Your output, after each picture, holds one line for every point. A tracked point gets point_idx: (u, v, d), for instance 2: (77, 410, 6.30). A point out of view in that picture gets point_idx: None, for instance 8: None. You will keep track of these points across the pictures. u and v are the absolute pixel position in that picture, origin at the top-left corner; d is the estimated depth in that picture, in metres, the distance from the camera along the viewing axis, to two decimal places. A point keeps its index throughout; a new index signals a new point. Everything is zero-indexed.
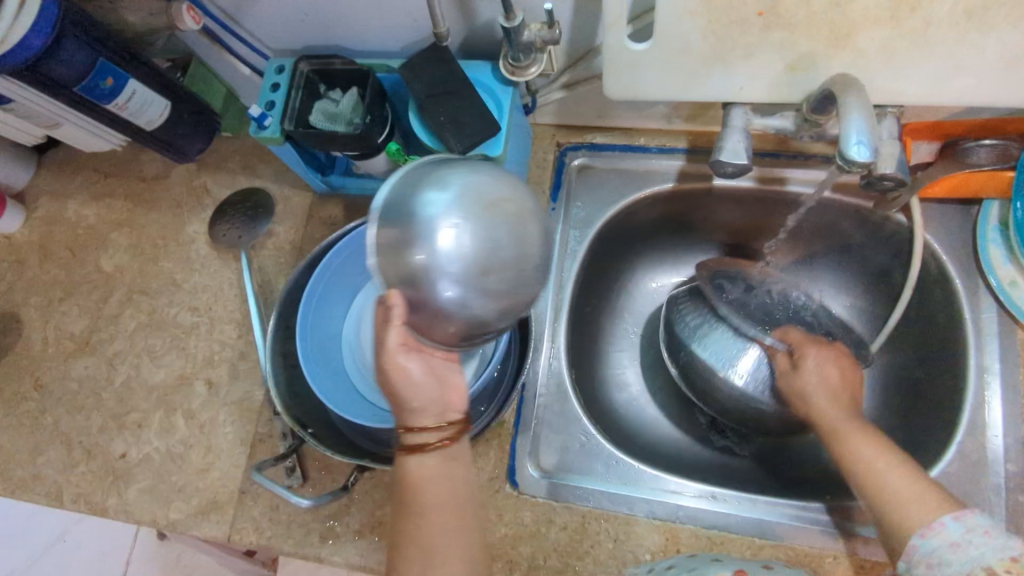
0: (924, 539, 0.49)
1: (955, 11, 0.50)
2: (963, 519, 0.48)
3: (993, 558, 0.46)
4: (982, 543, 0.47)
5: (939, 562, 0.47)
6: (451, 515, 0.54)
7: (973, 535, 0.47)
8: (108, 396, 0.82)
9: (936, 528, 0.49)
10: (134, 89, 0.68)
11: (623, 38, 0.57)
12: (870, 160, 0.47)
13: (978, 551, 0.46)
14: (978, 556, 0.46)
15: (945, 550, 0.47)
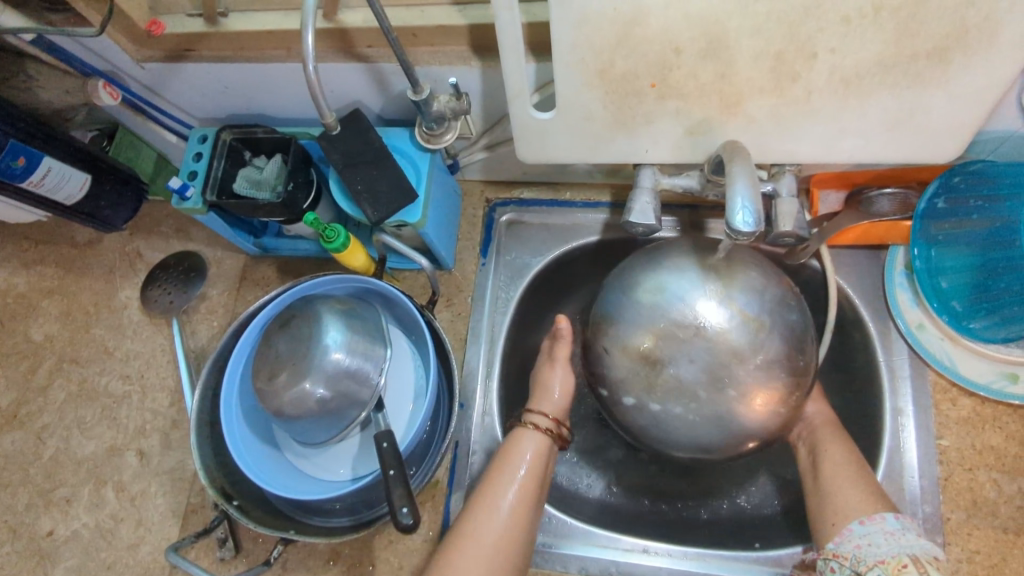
0: (862, 524, 0.55)
1: (831, 80, 0.52)
2: (901, 518, 0.54)
3: (919, 550, 0.51)
4: (913, 538, 0.52)
5: (865, 539, 0.53)
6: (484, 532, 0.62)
7: (900, 533, 0.53)
8: (36, 472, 0.80)
9: (876, 519, 0.55)
10: (50, 166, 0.69)
11: (528, 109, 0.59)
12: (755, 229, 0.49)
13: (892, 546, 0.52)
14: (906, 545, 0.52)
15: (879, 536, 0.53)
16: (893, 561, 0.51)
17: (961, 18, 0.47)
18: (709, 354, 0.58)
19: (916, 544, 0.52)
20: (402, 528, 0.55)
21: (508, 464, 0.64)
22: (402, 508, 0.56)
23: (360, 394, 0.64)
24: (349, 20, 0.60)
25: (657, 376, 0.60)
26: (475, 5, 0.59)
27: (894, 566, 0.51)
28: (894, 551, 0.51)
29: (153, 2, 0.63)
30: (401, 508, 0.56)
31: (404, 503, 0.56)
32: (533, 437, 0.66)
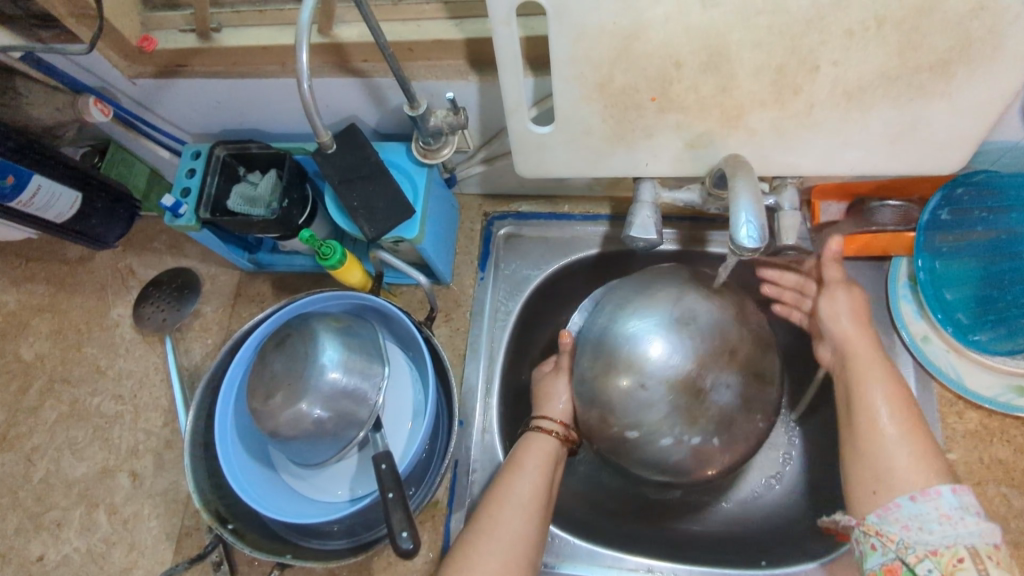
0: (914, 500, 0.50)
1: (834, 93, 0.52)
2: (962, 495, 0.49)
3: (979, 540, 0.47)
4: (972, 523, 0.47)
5: (917, 521, 0.49)
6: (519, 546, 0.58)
7: (959, 514, 0.48)
8: (26, 495, 0.78)
9: (931, 495, 0.49)
10: (39, 184, 0.67)
11: (527, 123, 0.58)
12: (759, 246, 0.48)
13: (949, 534, 0.47)
14: (964, 535, 0.47)
15: (933, 518, 0.48)
16: (947, 554, 0.46)
17: (965, 30, 0.46)
18: (736, 376, 0.63)
19: (976, 533, 0.47)
20: (400, 554, 0.54)
21: (518, 470, 0.63)
22: (401, 531, 0.55)
23: (359, 412, 0.62)
24: (344, 35, 0.59)
25: (700, 407, 0.62)
26: (472, 19, 0.58)
27: (947, 559, 0.46)
28: (950, 541, 0.47)
29: (144, 17, 0.62)
30: (400, 532, 0.54)
31: (403, 527, 0.55)
32: (543, 440, 0.66)
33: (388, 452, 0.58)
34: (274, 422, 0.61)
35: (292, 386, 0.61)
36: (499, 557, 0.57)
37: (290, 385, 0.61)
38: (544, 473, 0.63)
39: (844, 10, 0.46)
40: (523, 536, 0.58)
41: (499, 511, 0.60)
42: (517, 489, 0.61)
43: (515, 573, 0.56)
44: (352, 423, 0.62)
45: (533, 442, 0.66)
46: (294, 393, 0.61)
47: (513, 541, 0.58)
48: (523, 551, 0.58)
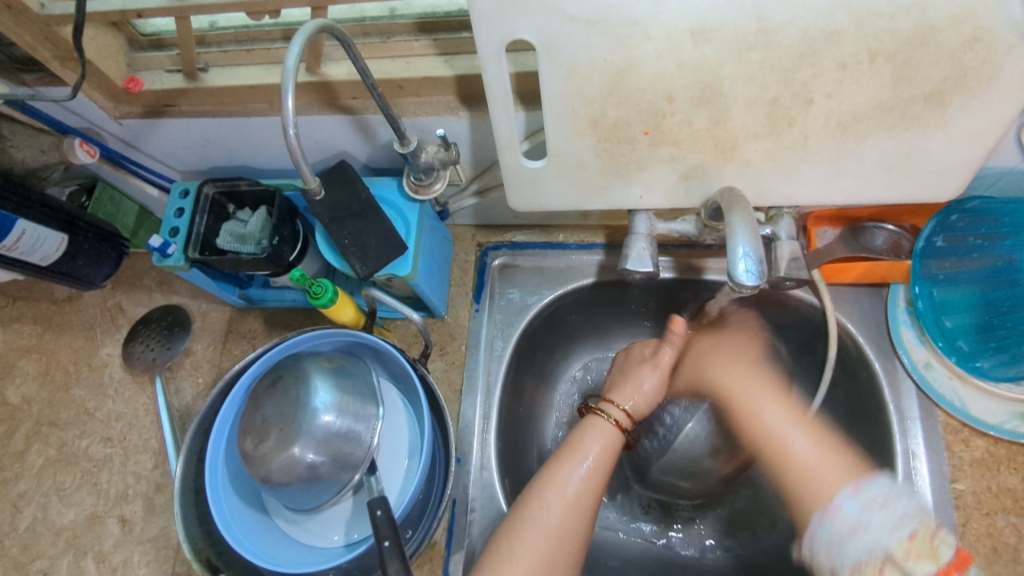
0: (824, 522, 0.51)
1: (828, 124, 0.51)
2: (860, 496, 0.50)
3: (891, 541, 0.47)
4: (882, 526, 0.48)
5: (839, 542, 0.49)
6: (566, 544, 0.55)
7: (869, 512, 0.49)
8: (11, 544, 0.76)
9: (836, 509, 0.51)
10: (23, 229, 0.66)
11: (520, 158, 0.57)
12: (758, 283, 0.47)
13: (879, 541, 0.47)
14: (876, 541, 0.47)
15: (843, 535, 0.49)
16: (869, 565, 0.47)
17: (959, 61, 0.46)
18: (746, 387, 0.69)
19: (888, 534, 0.47)
20: None
21: (574, 454, 0.60)
22: None
23: (353, 454, 0.61)
24: (332, 73, 0.58)
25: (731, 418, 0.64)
26: (462, 55, 0.58)
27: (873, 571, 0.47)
28: (869, 551, 0.47)
29: (130, 58, 0.62)
30: None
31: None
32: (606, 434, 0.62)
33: (383, 498, 0.56)
34: (266, 468, 0.59)
35: (285, 431, 0.60)
36: (543, 549, 0.54)
37: (283, 430, 0.60)
38: (599, 468, 0.59)
39: (838, 43, 0.46)
40: (572, 528, 0.56)
41: (551, 501, 0.57)
42: (564, 472, 0.59)
43: (558, 571, 0.54)
44: (346, 466, 0.60)
45: (599, 428, 0.62)
46: (290, 438, 0.59)
47: (549, 562, 0.54)
48: (572, 549, 0.55)
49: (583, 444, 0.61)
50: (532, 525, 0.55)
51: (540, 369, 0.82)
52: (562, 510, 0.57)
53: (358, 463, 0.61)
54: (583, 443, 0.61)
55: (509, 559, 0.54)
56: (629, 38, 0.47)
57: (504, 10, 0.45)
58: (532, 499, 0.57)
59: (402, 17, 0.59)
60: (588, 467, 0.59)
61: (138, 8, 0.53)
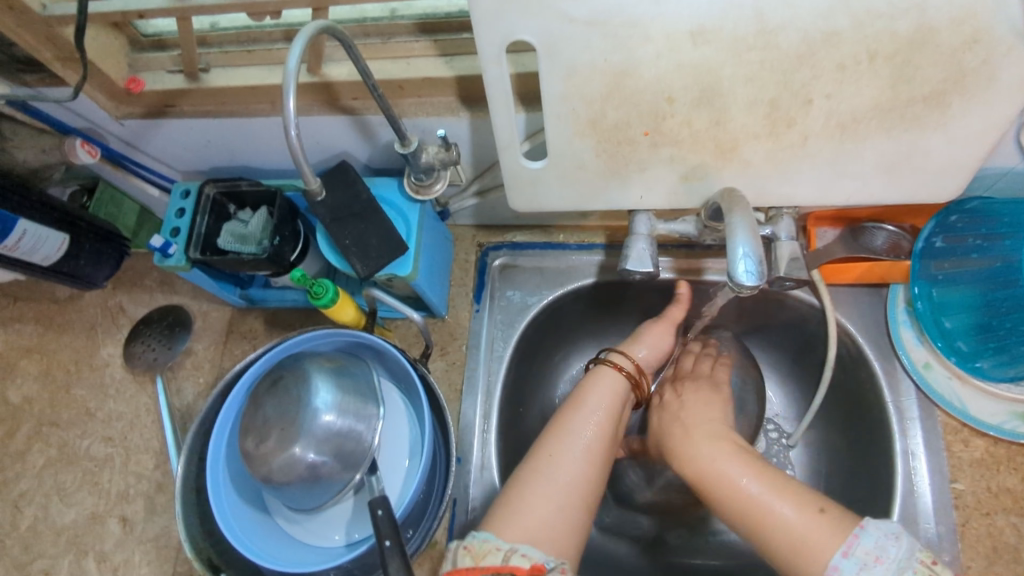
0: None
1: (827, 125, 0.51)
2: (853, 553, 0.46)
3: None
4: None
5: None
6: (577, 490, 0.55)
7: (867, 571, 0.45)
8: (12, 544, 0.76)
9: (833, 574, 0.46)
10: (24, 230, 0.66)
11: (520, 158, 0.57)
12: (758, 283, 0.47)
13: None
14: None
15: None
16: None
17: (958, 62, 0.46)
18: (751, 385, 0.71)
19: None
20: None
21: (585, 405, 0.61)
22: None
23: (354, 454, 0.61)
24: (334, 74, 0.59)
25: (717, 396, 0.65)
26: (462, 56, 0.58)
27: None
28: None
29: (131, 59, 0.62)
30: None
31: None
32: (614, 378, 0.63)
33: (384, 497, 0.56)
34: (267, 468, 0.60)
35: (286, 431, 0.60)
36: (555, 498, 0.54)
37: (284, 430, 0.60)
38: (608, 414, 0.60)
39: (837, 45, 0.46)
40: (584, 474, 0.56)
41: (562, 450, 0.57)
42: (575, 423, 0.59)
43: (571, 519, 0.54)
44: (347, 466, 0.61)
45: (605, 375, 0.63)
46: (291, 437, 0.59)
47: (563, 506, 0.54)
48: (581, 493, 0.55)
49: (591, 388, 0.62)
50: (552, 470, 0.56)
51: (541, 369, 0.82)
52: (573, 455, 0.57)
53: (358, 464, 0.61)
54: (590, 388, 0.62)
55: (522, 499, 0.54)
56: (629, 39, 0.47)
57: (504, 11, 0.46)
58: (543, 449, 0.58)
59: (402, 18, 0.59)
60: (597, 417, 0.60)
61: (140, 9, 0.53)
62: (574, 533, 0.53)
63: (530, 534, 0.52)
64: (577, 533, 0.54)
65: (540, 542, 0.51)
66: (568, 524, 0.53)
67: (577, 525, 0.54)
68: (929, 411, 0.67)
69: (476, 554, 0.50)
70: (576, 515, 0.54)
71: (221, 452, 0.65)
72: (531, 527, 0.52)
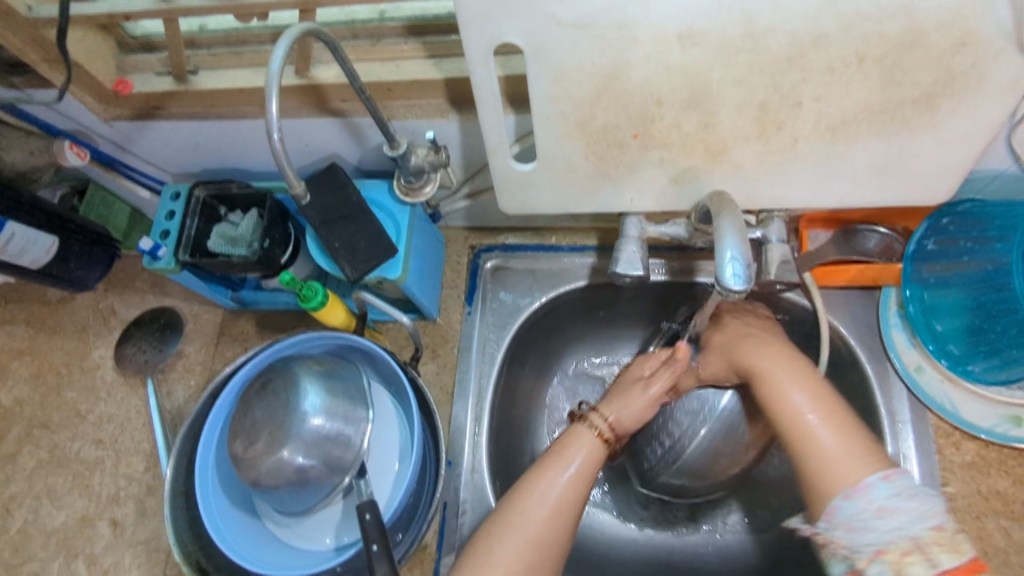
0: (848, 502, 0.47)
1: (817, 127, 0.51)
2: (891, 480, 0.47)
3: (920, 529, 0.44)
4: (910, 513, 0.45)
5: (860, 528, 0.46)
6: (545, 547, 0.54)
7: (899, 498, 0.45)
8: (2, 547, 0.76)
9: (863, 489, 0.47)
10: (13, 232, 0.66)
11: (509, 161, 0.57)
12: (746, 287, 0.47)
13: (904, 523, 0.44)
14: (902, 526, 0.44)
15: (870, 517, 0.46)
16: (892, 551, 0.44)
17: (948, 65, 0.46)
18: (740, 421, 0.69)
19: (917, 522, 0.44)
20: None
21: (561, 461, 0.59)
22: None
23: (344, 458, 0.61)
24: (322, 76, 0.58)
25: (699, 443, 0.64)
26: (452, 58, 0.58)
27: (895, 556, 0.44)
28: (891, 538, 0.44)
29: (120, 61, 0.62)
30: None
31: None
32: (592, 444, 0.61)
33: (372, 502, 0.56)
34: (255, 471, 0.59)
35: (274, 435, 0.59)
36: (520, 555, 0.53)
37: (272, 434, 0.59)
38: (585, 476, 0.59)
39: (826, 47, 0.45)
40: (553, 533, 0.55)
41: (535, 506, 0.56)
42: (550, 480, 0.57)
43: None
44: (336, 470, 0.60)
45: (583, 440, 0.61)
46: (279, 442, 0.59)
47: (527, 566, 0.53)
48: (548, 556, 0.54)
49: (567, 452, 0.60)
50: (524, 528, 0.54)
51: (533, 372, 0.82)
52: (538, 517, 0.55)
53: (347, 468, 0.61)
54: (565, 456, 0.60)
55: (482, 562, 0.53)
56: (617, 41, 0.46)
57: (491, 13, 0.45)
58: (513, 505, 0.56)
59: (391, 19, 0.59)
60: (572, 475, 0.58)
61: (126, 11, 0.53)
62: None
63: None
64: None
65: None
66: None
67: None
68: (921, 415, 0.66)
69: None
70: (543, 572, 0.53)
71: (211, 456, 0.65)
72: None
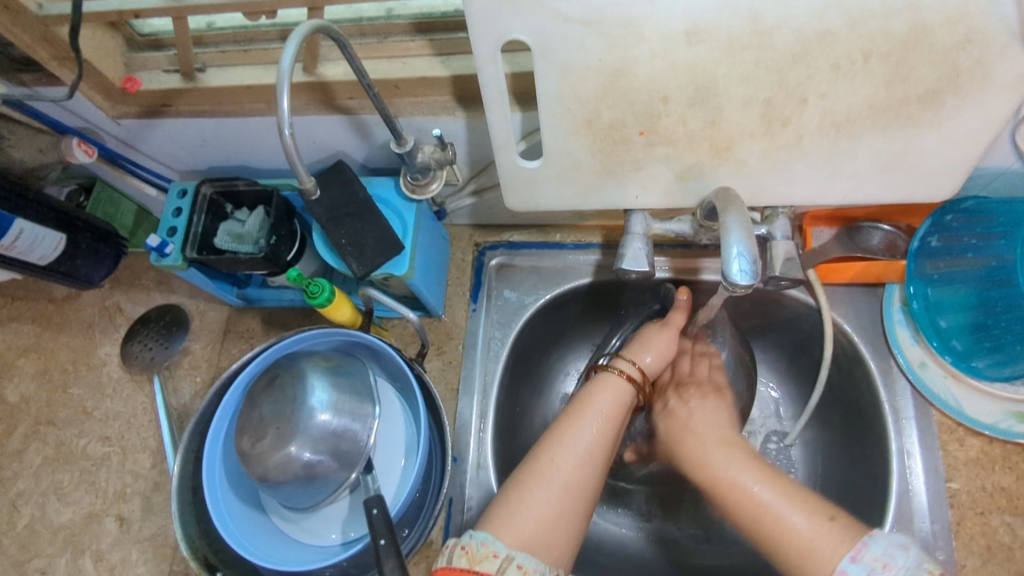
0: (873, 540, 0.47)
1: (822, 124, 0.51)
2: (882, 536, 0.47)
3: (925, 570, 0.44)
4: (916, 556, 0.45)
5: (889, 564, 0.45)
6: (572, 499, 0.54)
7: (898, 547, 0.46)
8: (9, 543, 0.76)
9: (876, 547, 0.46)
10: (21, 229, 0.66)
11: (516, 158, 0.57)
12: (753, 282, 0.47)
13: (914, 563, 0.45)
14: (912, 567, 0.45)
15: (897, 553, 0.45)
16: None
17: (952, 62, 0.46)
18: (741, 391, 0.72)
19: (917, 566, 0.44)
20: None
21: (583, 414, 0.60)
22: None
23: (351, 453, 0.61)
24: (329, 74, 0.59)
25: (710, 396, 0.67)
26: (458, 56, 0.58)
27: None
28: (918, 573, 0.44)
29: (127, 59, 0.62)
30: None
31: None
32: (618, 386, 0.62)
33: (379, 496, 0.57)
34: (263, 467, 0.60)
35: (282, 430, 0.60)
36: (553, 504, 0.54)
37: (280, 429, 0.60)
38: (611, 422, 0.59)
39: (832, 44, 0.46)
40: (582, 483, 0.55)
41: (562, 457, 0.56)
42: (577, 433, 0.58)
43: (565, 529, 0.53)
44: (343, 465, 0.61)
45: (608, 381, 0.62)
46: (287, 437, 0.59)
47: (556, 516, 0.53)
48: (576, 504, 0.54)
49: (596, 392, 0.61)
50: (556, 478, 0.55)
51: (537, 368, 0.82)
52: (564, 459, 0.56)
53: (354, 463, 0.61)
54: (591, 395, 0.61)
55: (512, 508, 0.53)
56: (624, 38, 0.47)
57: (499, 11, 0.46)
58: (541, 455, 0.57)
59: (398, 17, 0.59)
60: (598, 425, 0.59)
61: (135, 8, 0.53)
62: (569, 538, 0.53)
63: (525, 542, 0.51)
64: (571, 538, 0.53)
65: (536, 551, 0.51)
66: (563, 535, 0.53)
67: (574, 528, 0.54)
68: (924, 411, 0.67)
69: (472, 556, 0.50)
70: (572, 522, 0.54)
71: (218, 451, 0.65)
72: (526, 537, 0.52)
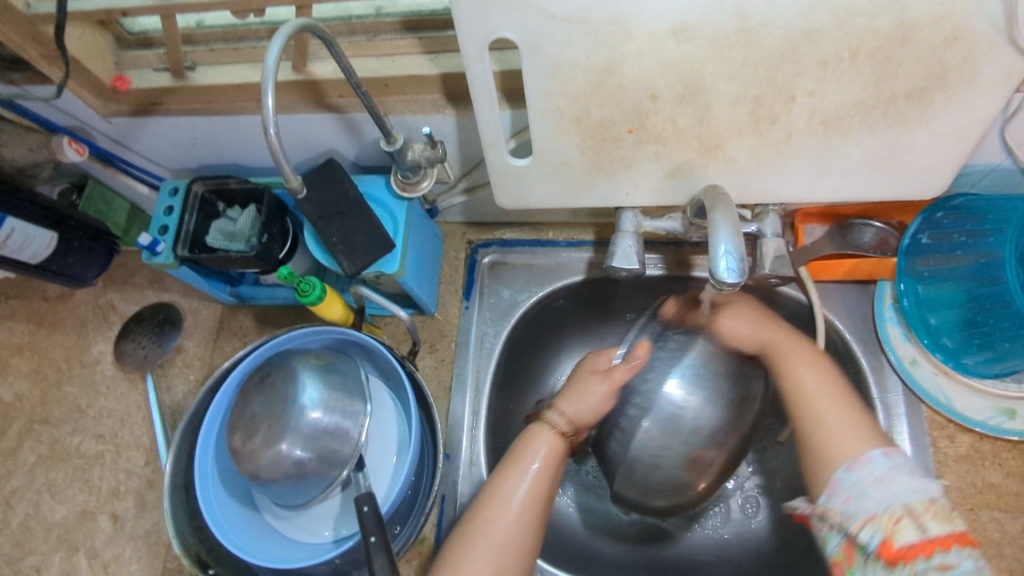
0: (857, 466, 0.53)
1: (810, 122, 0.51)
2: (889, 457, 0.53)
3: (912, 498, 0.50)
4: (909, 477, 0.51)
5: (861, 491, 0.52)
6: (510, 554, 0.56)
7: (895, 471, 0.52)
8: (4, 540, 0.76)
9: (864, 462, 0.53)
10: (13, 228, 0.67)
11: (505, 156, 0.57)
12: (739, 281, 0.48)
13: (899, 492, 0.50)
14: (897, 496, 0.50)
15: (878, 478, 0.52)
16: (885, 517, 0.50)
17: (940, 59, 0.46)
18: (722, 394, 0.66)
19: (906, 493, 0.50)
20: None
21: (518, 463, 0.61)
22: None
23: (341, 452, 0.61)
24: (319, 72, 0.59)
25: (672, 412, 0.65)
26: (447, 54, 0.58)
27: (888, 522, 0.49)
28: (889, 504, 0.50)
29: (117, 57, 0.62)
30: None
31: None
32: (548, 439, 0.62)
33: (369, 493, 0.57)
34: (254, 465, 0.60)
35: (273, 428, 0.60)
36: (493, 560, 0.55)
37: (271, 427, 0.60)
38: (546, 471, 0.60)
39: (819, 42, 0.46)
40: (523, 533, 0.57)
41: (498, 512, 0.58)
42: (514, 481, 0.59)
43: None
44: (333, 462, 0.61)
45: (543, 436, 0.62)
46: (278, 434, 0.60)
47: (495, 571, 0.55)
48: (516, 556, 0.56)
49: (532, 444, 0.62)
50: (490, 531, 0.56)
51: (530, 365, 0.82)
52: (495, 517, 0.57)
53: (345, 460, 0.61)
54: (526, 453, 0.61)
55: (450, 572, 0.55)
56: (612, 36, 0.47)
57: (485, 11, 0.46)
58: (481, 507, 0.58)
59: (388, 15, 0.59)
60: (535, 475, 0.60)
61: (123, 7, 0.53)
62: None
63: None
64: None
65: None
66: None
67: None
68: (915, 408, 0.67)
69: None
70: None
71: (210, 449, 0.65)
72: None
